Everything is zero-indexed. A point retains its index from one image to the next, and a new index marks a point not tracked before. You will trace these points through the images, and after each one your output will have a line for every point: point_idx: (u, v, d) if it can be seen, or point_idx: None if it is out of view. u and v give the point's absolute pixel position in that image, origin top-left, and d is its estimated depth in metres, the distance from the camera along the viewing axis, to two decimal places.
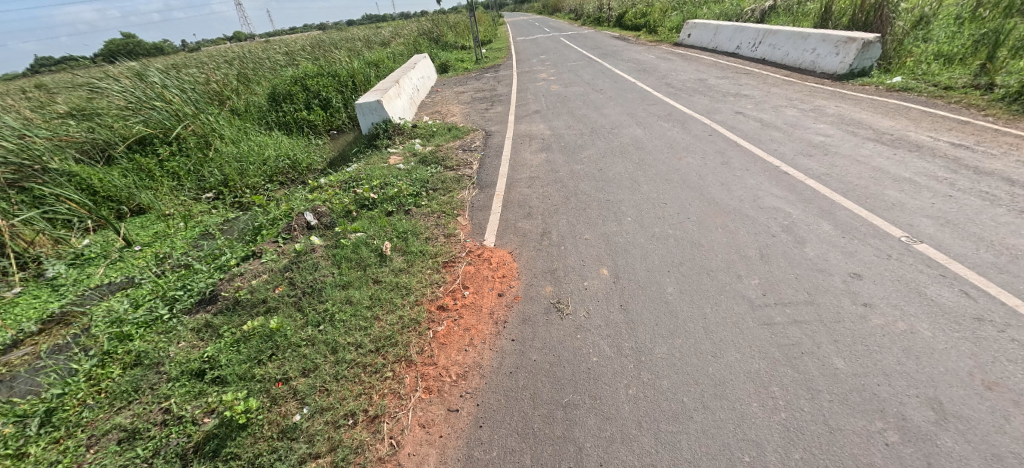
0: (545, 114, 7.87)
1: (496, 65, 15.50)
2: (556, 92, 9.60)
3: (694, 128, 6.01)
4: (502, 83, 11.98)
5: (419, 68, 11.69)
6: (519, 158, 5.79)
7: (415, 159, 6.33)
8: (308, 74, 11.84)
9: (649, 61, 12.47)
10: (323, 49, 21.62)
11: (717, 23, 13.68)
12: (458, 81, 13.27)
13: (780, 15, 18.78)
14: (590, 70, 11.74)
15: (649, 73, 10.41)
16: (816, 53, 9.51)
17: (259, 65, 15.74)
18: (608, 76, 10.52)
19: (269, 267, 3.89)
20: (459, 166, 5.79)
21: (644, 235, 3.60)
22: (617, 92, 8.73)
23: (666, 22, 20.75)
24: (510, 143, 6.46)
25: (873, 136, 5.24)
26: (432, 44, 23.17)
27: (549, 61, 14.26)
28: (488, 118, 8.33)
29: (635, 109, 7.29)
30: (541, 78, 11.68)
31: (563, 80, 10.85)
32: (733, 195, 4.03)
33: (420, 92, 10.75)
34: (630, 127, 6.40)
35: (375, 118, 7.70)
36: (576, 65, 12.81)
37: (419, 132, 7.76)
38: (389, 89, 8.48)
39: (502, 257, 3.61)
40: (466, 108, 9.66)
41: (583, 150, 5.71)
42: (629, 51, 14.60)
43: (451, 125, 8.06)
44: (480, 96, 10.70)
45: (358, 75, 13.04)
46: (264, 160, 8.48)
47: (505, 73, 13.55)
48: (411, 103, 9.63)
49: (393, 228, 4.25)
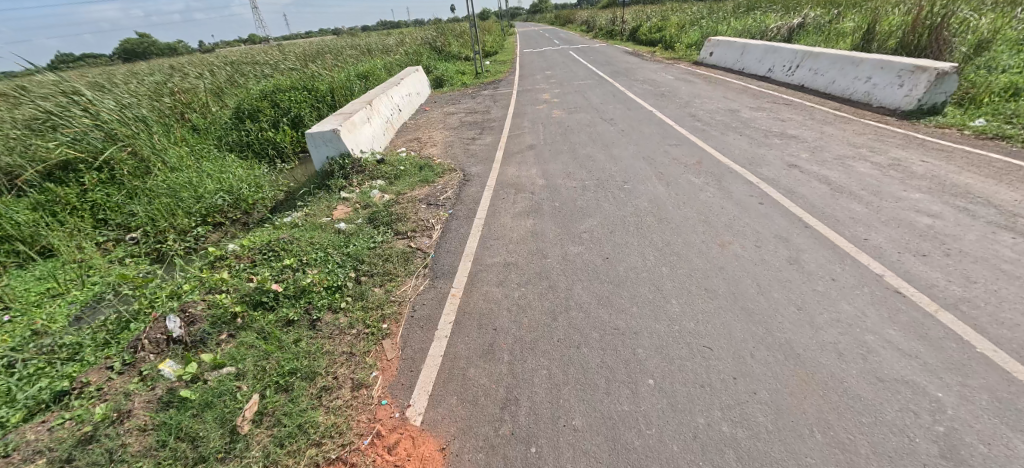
0: (540, 151, 6.34)
1: (497, 81, 14.04)
2: (558, 120, 8.10)
3: (734, 188, 4.44)
4: (498, 103, 10.55)
5: (405, 85, 10.31)
6: (496, 223, 4.25)
7: (362, 216, 4.84)
8: (278, 88, 10.49)
9: (667, 83, 10.99)
10: (319, 57, 20.43)
11: (745, 42, 12.17)
12: (450, 99, 11.83)
13: (809, 34, 17.13)
14: (599, 92, 10.25)
15: (668, 100, 8.86)
16: (872, 83, 7.90)
17: (237, 74, 14.44)
18: (619, 101, 8.99)
19: (52, 441, 2.33)
20: (414, 234, 4.26)
21: (677, 433, 2.02)
22: (631, 124, 7.17)
23: (684, 37, 19.30)
24: (490, 195, 4.92)
25: (999, 218, 3.64)
26: (434, 55, 21.86)
27: (554, 79, 12.77)
28: (471, 152, 6.83)
29: (654, 151, 5.74)
30: (543, 100, 10.18)
31: (568, 104, 9.34)
32: (823, 341, 2.44)
33: (402, 114, 9.32)
34: (648, 181, 4.84)
35: (331, 151, 6.22)
36: (584, 86, 11.30)
37: (384, 170, 6.26)
38: (355, 114, 7.01)
39: (426, 463, 2.05)
40: (451, 134, 8.20)
41: (583, 217, 4.15)
42: (643, 70, 13.14)
43: (424, 162, 6.59)
44: (470, 120, 9.23)
45: (338, 89, 11.68)
46: (202, 194, 7.04)
47: (503, 91, 12.09)
48: (387, 128, 8.17)
49: (278, 363, 2.72)
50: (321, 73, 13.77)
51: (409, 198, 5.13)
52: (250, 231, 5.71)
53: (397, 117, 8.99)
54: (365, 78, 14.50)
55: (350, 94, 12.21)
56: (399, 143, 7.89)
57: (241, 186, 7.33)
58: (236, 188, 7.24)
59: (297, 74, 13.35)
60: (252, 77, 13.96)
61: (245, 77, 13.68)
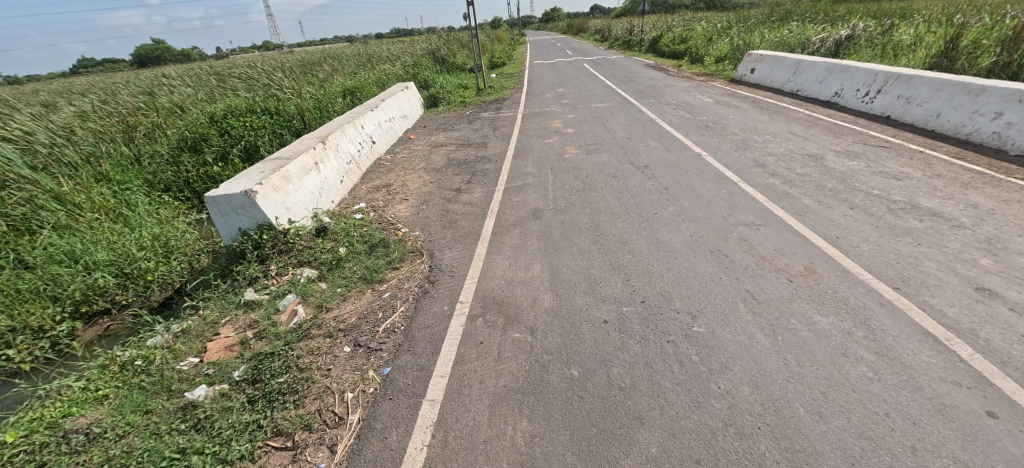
0: (547, 223, 4.31)
1: (500, 100, 12.06)
2: (572, 163, 6.06)
3: (912, 357, 2.34)
4: (498, 132, 8.61)
5: (383, 108, 8.39)
6: (458, 426, 2.22)
7: (244, 365, 2.89)
8: (230, 110, 8.69)
9: (708, 107, 8.91)
10: (311, 68, 18.76)
11: (800, 59, 10.03)
12: (442, 125, 9.92)
13: (862, 49, 14.77)
14: (623, 119, 8.23)
15: (716, 134, 6.77)
16: (1003, 121, 5.70)
17: (201, 90, 12.63)
18: (652, 135, 6.94)
19: None
20: (306, 439, 2.26)
21: None
22: (676, 177, 5.09)
23: (712, 50, 17.21)
24: (460, 331, 2.90)
25: None
26: (438, 68, 20.09)
27: (567, 100, 10.76)
28: (449, 218, 4.82)
29: (723, 238, 3.68)
30: (553, 129, 8.15)
31: (584, 138, 7.32)
32: None
33: (374, 148, 7.37)
34: (733, 315, 2.76)
35: (245, 220, 4.29)
36: (602, 110, 9.26)
37: (319, 248, 4.31)
38: (293, 160, 5.04)
39: None
40: (431, 179, 6.24)
41: (627, 426, 2.08)
42: (673, 90, 11.10)
43: (381, 234, 4.63)
44: (460, 156, 7.26)
45: (309, 111, 9.85)
46: (90, 266, 5.16)
47: (506, 115, 10.10)
48: (348, 172, 6.19)
49: None
50: (293, 89, 11.94)
51: (333, 324, 3.15)
52: (114, 349, 3.83)
53: (366, 152, 7.03)
54: (348, 95, 12.65)
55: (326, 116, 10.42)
56: (360, 193, 5.94)
57: (147, 252, 5.44)
58: (139, 257, 5.36)
59: (266, 91, 11.53)
60: (217, 92, 12.13)
61: (207, 94, 11.85)
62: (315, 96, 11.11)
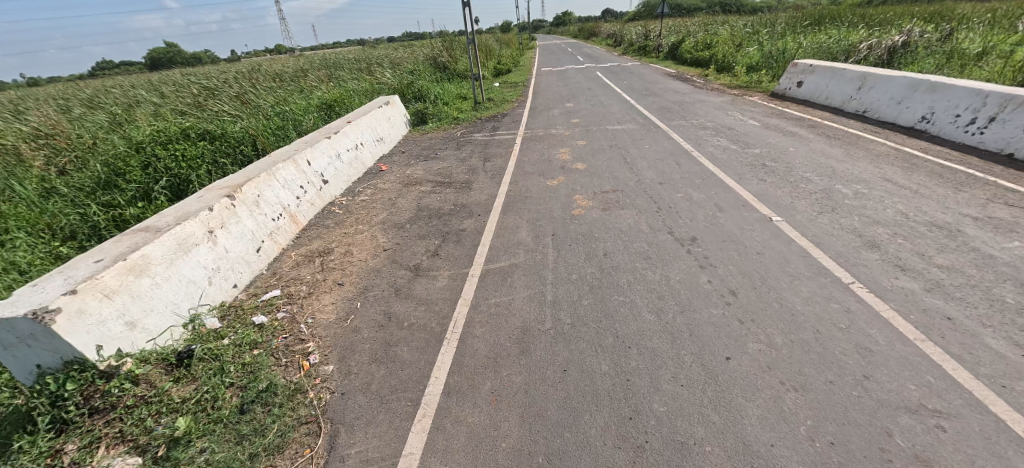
0: (540, 369, 2.52)
1: (498, 117, 10.31)
2: (583, 224, 4.27)
3: None
4: (489, 162, 6.84)
5: (346, 134, 6.72)
6: None
7: None
8: (159, 133, 7.06)
9: (756, 131, 7.02)
10: (299, 75, 17.25)
11: (868, 72, 8.06)
12: (425, 150, 8.20)
13: (921, 58, 12.60)
14: (649, 150, 6.40)
15: (782, 180, 4.91)
16: None
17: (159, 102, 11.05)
18: (690, 179, 5.12)
19: None
20: None
21: None
22: (744, 267, 3.27)
23: (742, 57, 15.22)
24: None
25: None
26: (436, 76, 18.41)
27: (576, 118, 8.97)
28: (388, 332, 3.06)
29: (881, 455, 1.85)
30: (558, 161, 6.33)
31: (599, 178, 5.52)
32: None
33: (323, 188, 5.69)
34: None
35: (42, 355, 2.59)
36: (620, 134, 7.43)
37: (163, 406, 2.61)
38: (162, 235, 3.36)
39: None
40: (385, 243, 4.49)
41: None
42: (705, 107, 9.24)
43: (276, 367, 2.89)
44: (434, 199, 5.52)
45: (264, 135, 8.24)
46: None
47: (502, 138, 8.34)
48: (272, 231, 4.50)
49: None
50: (258, 105, 10.34)
51: None
52: None
53: (309, 197, 5.35)
54: (323, 110, 11.01)
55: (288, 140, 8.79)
56: (284, 267, 4.23)
57: None
58: None
59: (225, 106, 9.92)
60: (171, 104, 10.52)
61: (159, 106, 10.26)
62: (279, 116, 9.51)
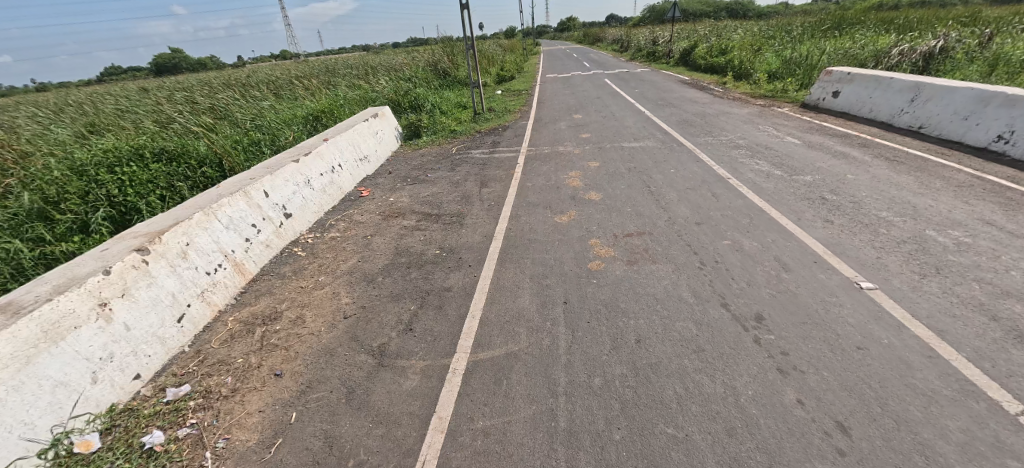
0: None
1: (499, 130, 9.33)
2: (603, 287, 3.25)
3: None
4: (486, 187, 5.83)
5: (320, 154, 5.77)
6: None
7: None
8: (104, 153, 6.08)
9: (800, 151, 5.98)
10: (292, 83, 16.38)
11: (921, 81, 6.96)
12: (414, 169, 7.20)
13: (962, 64, 11.45)
14: (676, 174, 5.36)
15: (854, 222, 3.86)
16: None
17: (128, 112, 10.11)
18: (735, 218, 4.08)
19: None
20: None
21: None
22: (846, 378, 2.24)
23: (761, 64, 14.16)
24: None
25: None
26: (435, 84, 17.51)
27: (586, 133, 7.97)
28: None
29: None
30: (568, 188, 5.32)
31: (618, 213, 4.49)
32: None
33: (285, 223, 4.72)
34: None
35: None
36: (639, 153, 6.41)
37: None
38: (16, 321, 2.35)
39: None
40: (346, 307, 3.49)
41: None
42: (732, 120, 8.19)
43: None
44: (416, 239, 4.51)
45: (233, 153, 7.27)
46: None
47: (502, 156, 7.35)
48: (204, 289, 3.54)
49: None
50: (236, 120, 9.43)
51: None
52: None
53: (265, 236, 4.38)
54: (308, 122, 10.06)
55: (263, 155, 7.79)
56: (213, 343, 3.26)
57: None
58: None
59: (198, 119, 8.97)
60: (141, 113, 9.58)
61: (127, 117, 9.35)
62: (255, 131, 8.55)
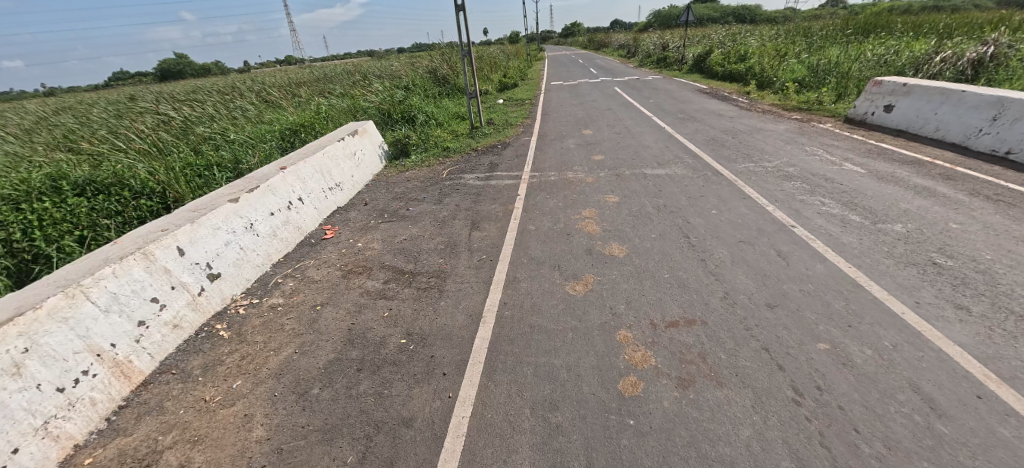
0: None
1: (497, 149, 8.16)
2: (645, 436, 2.05)
3: None
4: (477, 229, 4.64)
5: (270, 188, 4.62)
6: None
7: None
8: (7, 185, 4.87)
9: (872, 186, 4.77)
10: (280, 93, 15.33)
11: (1005, 95, 5.70)
12: (395, 199, 6.03)
13: (1019, 73, 10.13)
14: (720, 219, 4.16)
15: (1004, 312, 2.64)
16: None
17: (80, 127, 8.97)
18: (820, 298, 2.89)
19: None
20: None
21: None
22: None
23: (785, 73, 12.94)
24: None
25: None
26: (432, 93, 16.42)
27: (599, 154, 6.80)
28: None
29: None
30: (581, 236, 4.13)
31: (652, 280, 3.28)
32: None
33: (208, 289, 3.57)
34: None
35: None
36: (666, 184, 5.22)
37: None
38: None
39: None
40: (252, 450, 2.30)
41: None
42: (771, 138, 6.96)
43: None
44: (378, 315, 3.34)
45: (180, 178, 6.09)
46: None
47: (499, 182, 6.17)
48: (49, 418, 2.37)
49: None
50: (200, 138, 8.29)
51: None
52: None
53: (171, 313, 3.24)
54: (283, 138, 8.92)
55: (220, 180, 6.63)
56: None
57: None
58: None
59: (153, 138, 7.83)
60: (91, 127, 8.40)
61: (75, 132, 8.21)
62: (216, 152, 7.41)
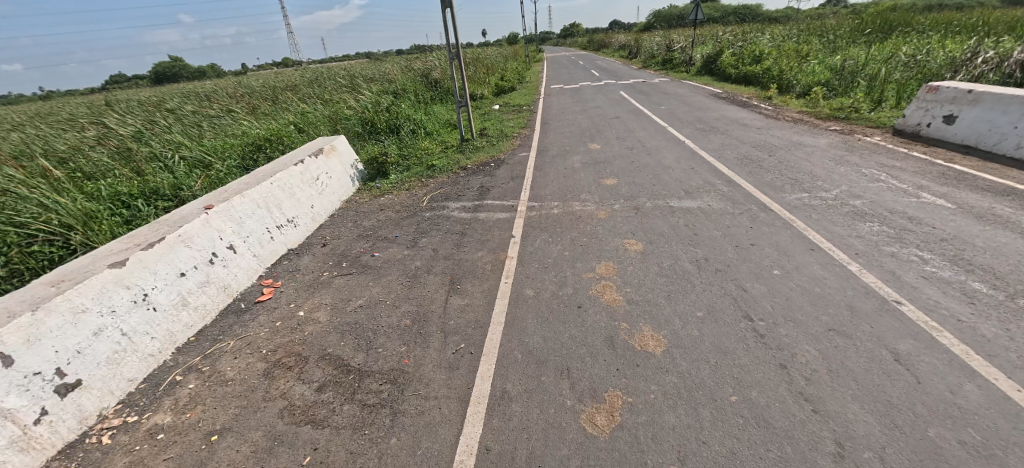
0: None
1: (490, 167, 7.01)
2: None
3: None
4: (456, 291, 3.48)
5: (180, 239, 3.49)
6: None
7: None
8: None
9: (977, 229, 3.61)
10: (259, 99, 14.19)
11: None
12: (360, 237, 4.87)
13: None
14: (788, 285, 3.02)
15: None
16: None
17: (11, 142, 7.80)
18: (1002, 467, 1.75)
19: None
20: None
21: None
22: None
23: (809, 75, 11.78)
24: None
25: None
26: (424, 98, 15.29)
27: (610, 177, 5.65)
28: None
29: None
30: (597, 311, 2.97)
31: (714, 410, 2.12)
32: None
33: (50, 414, 2.41)
34: None
35: None
36: (701, 222, 4.08)
37: None
38: None
39: None
40: None
41: None
42: (817, 156, 5.82)
43: None
44: (295, 460, 2.19)
45: (94, 212, 4.88)
46: None
47: (490, 214, 5.02)
48: None
49: None
50: (143, 157, 7.07)
51: None
52: None
53: None
54: (244, 153, 7.69)
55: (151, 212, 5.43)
56: None
57: None
58: None
59: (84, 163, 6.62)
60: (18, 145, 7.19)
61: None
62: (154, 176, 6.19)
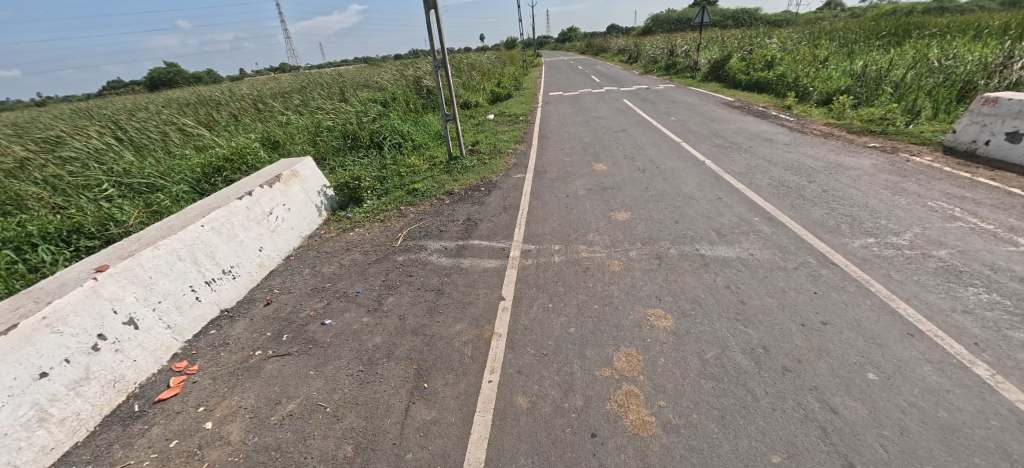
0: None
1: (480, 192, 6.09)
2: None
3: None
4: (422, 394, 2.52)
5: (44, 324, 2.51)
6: None
7: None
8: None
9: None
10: (239, 107, 13.30)
11: None
12: (314, 293, 3.90)
13: None
14: (897, 404, 2.08)
15: None
16: None
17: None
18: None
19: None
20: None
21: None
22: None
23: (829, 82, 10.90)
24: None
25: None
26: (416, 106, 14.40)
27: (623, 210, 4.72)
28: None
29: None
30: (620, 447, 2.02)
31: None
32: None
33: None
34: None
35: None
36: (748, 283, 3.14)
37: None
38: None
39: None
40: None
41: None
42: (866, 183, 4.91)
43: None
44: None
45: None
46: None
47: (477, 260, 4.07)
48: None
49: None
50: (78, 181, 6.09)
51: None
52: None
53: None
54: (200, 175, 6.72)
55: (62, 256, 4.39)
56: None
57: None
58: None
59: None
60: None
61: None
62: (79, 208, 5.19)
